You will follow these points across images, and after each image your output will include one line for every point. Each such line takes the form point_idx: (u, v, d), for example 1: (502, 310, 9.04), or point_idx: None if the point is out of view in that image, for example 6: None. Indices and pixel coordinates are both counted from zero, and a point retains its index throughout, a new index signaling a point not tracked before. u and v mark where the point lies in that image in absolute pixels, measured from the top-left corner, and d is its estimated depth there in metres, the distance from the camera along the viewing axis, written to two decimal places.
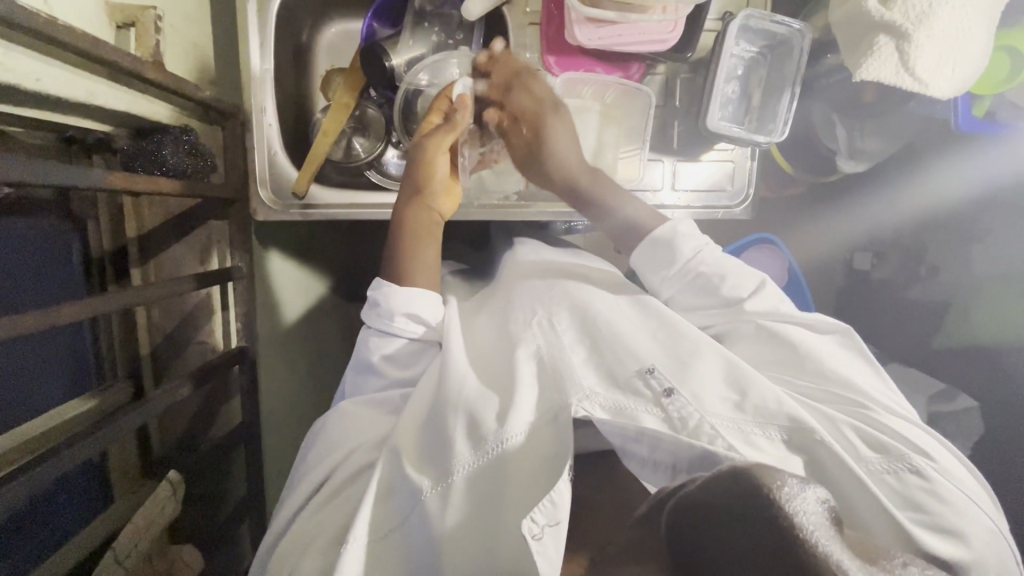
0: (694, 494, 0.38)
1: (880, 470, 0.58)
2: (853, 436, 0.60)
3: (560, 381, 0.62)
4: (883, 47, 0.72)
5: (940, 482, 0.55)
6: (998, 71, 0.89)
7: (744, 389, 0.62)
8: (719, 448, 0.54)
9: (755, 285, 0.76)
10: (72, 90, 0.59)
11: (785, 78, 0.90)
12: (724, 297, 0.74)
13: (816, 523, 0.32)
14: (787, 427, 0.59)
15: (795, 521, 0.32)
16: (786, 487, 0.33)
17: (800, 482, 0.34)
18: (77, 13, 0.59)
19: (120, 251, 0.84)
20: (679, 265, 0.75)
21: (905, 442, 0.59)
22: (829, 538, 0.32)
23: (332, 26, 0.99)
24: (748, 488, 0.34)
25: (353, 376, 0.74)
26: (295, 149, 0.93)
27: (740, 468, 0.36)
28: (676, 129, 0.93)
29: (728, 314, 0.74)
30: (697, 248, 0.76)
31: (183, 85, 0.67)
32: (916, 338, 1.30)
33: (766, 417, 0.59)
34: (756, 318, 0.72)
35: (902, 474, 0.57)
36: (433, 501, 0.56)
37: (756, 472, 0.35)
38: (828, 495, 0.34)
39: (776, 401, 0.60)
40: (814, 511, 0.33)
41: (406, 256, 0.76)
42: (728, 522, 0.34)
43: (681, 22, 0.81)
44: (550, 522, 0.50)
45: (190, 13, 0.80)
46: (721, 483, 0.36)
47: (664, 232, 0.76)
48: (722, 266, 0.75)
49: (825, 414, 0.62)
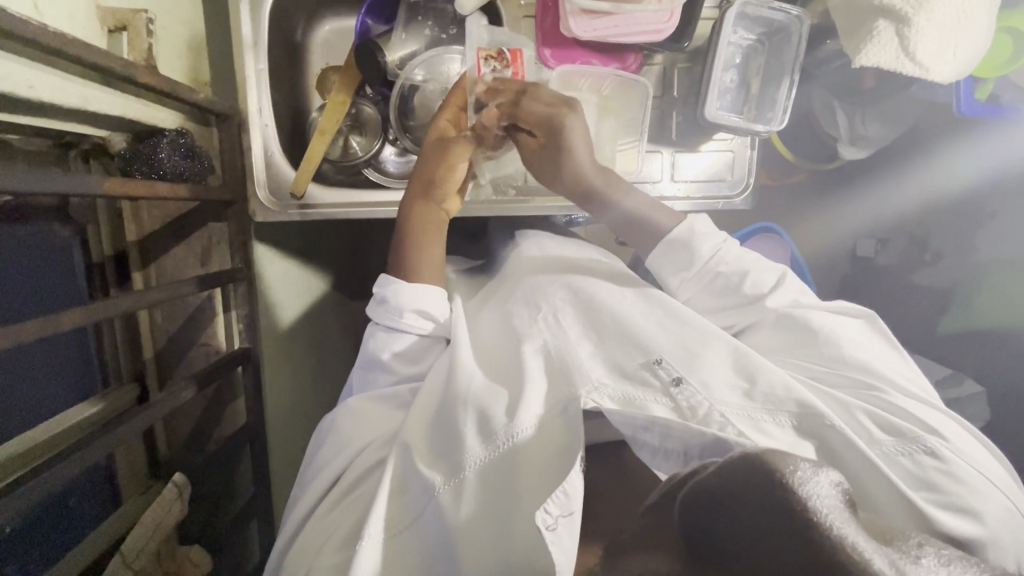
0: (700, 483, 0.38)
1: (894, 453, 0.57)
2: (865, 420, 0.59)
3: (567, 372, 0.62)
4: (882, 31, 0.71)
5: (955, 464, 0.55)
6: (1002, 52, 0.88)
7: (753, 376, 0.62)
8: (729, 436, 0.54)
9: (774, 281, 0.76)
10: (66, 97, 0.58)
11: (783, 65, 0.89)
12: (745, 295, 0.74)
13: (830, 507, 0.32)
14: (797, 412, 0.59)
15: (809, 504, 0.32)
16: (799, 472, 0.34)
17: (812, 466, 0.35)
18: (67, 18, 0.58)
19: (120, 255, 0.85)
20: (697, 265, 0.75)
21: (918, 424, 0.59)
22: (844, 522, 0.32)
23: (325, 24, 0.98)
24: (766, 474, 0.34)
25: (362, 373, 0.74)
26: (292, 149, 0.93)
27: (749, 453, 0.37)
28: (674, 120, 0.93)
29: (746, 313, 0.74)
30: (716, 247, 0.75)
31: (177, 88, 0.67)
32: (921, 324, 1.29)
33: (776, 405, 0.59)
34: (779, 309, 0.72)
35: (917, 456, 0.56)
36: (446, 495, 0.56)
37: (769, 458, 0.35)
38: (841, 479, 0.35)
39: (785, 387, 0.60)
40: (826, 494, 0.33)
41: (415, 251, 0.76)
42: (743, 507, 0.34)
43: (677, 11, 0.80)
44: (563, 513, 0.51)
45: (182, 13, 0.79)
46: (736, 469, 0.36)
47: (682, 233, 0.76)
48: (736, 267, 0.75)
49: (838, 400, 0.62)
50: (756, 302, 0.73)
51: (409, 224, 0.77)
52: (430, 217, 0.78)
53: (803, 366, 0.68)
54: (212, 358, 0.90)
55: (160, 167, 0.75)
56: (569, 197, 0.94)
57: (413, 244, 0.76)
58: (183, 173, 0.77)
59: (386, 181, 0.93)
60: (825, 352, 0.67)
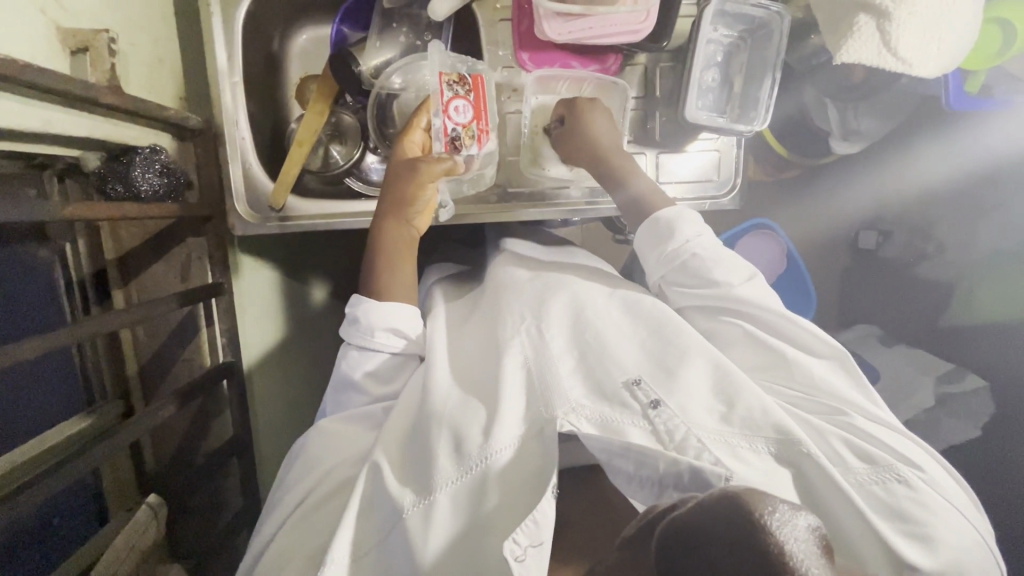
0: (676, 519, 0.38)
1: (868, 482, 0.56)
2: (840, 446, 0.58)
3: (546, 394, 0.61)
4: (863, 27, 0.68)
5: (927, 494, 0.54)
6: (992, 42, 0.84)
7: (731, 399, 0.60)
8: (705, 464, 0.52)
9: (745, 277, 0.73)
10: (26, 121, 0.59)
11: (766, 62, 0.86)
12: (714, 282, 0.72)
13: (806, 551, 0.33)
14: (774, 439, 0.57)
15: (786, 549, 0.32)
16: (776, 514, 0.34)
17: (790, 508, 0.35)
18: (24, 43, 0.57)
19: (99, 273, 0.84)
20: (666, 248, 0.74)
21: (893, 453, 0.58)
22: (817, 566, 0.32)
23: (302, 33, 0.97)
24: (742, 515, 0.34)
25: (335, 396, 0.74)
26: (272, 161, 0.93)
27: (731, 491, 0.37)
28: (657, 121, 0.91)
29: (716, 302, 0.71)
30: (698, 232, 0.74)
31: (143, 107, 0.66)
32: (923, 319, 1.26)
33: (753, 429, 0.58)
34: (745, 321, 0.70)
35: (891, 486, 0.55)
36: (414, 518, 0.55)
37: (744, 498, 0.35)
38: (818, 522, 0.35)
39: (763, 411, 0.59)
40: (802, 538, 0.33)
41: (377, 275, 0.76)
42: (719, 553, 0.34)
43: (653, 10, 0.78)
44: (532, 543, 0.50)
45: (153, 29, 0.79)
46: (711, 508, 0.36)
47: (670, 214, 0.75)
48: (710, 256, 0.73)
49: (815, 428, 0.60)
50: (729, 322, 0.71)
51: (377, 249, 0.77)
52: (397, 241, 0.77)
53: (784, 389, 0.66)
54: (195, 372, 0.90)
55: (137, 187, 0.75)
56: (553, 203, 0.91)
57: (382, 269, 0.76)
58: (159, 192, 0.77)
59: (368, 191, 0.93)
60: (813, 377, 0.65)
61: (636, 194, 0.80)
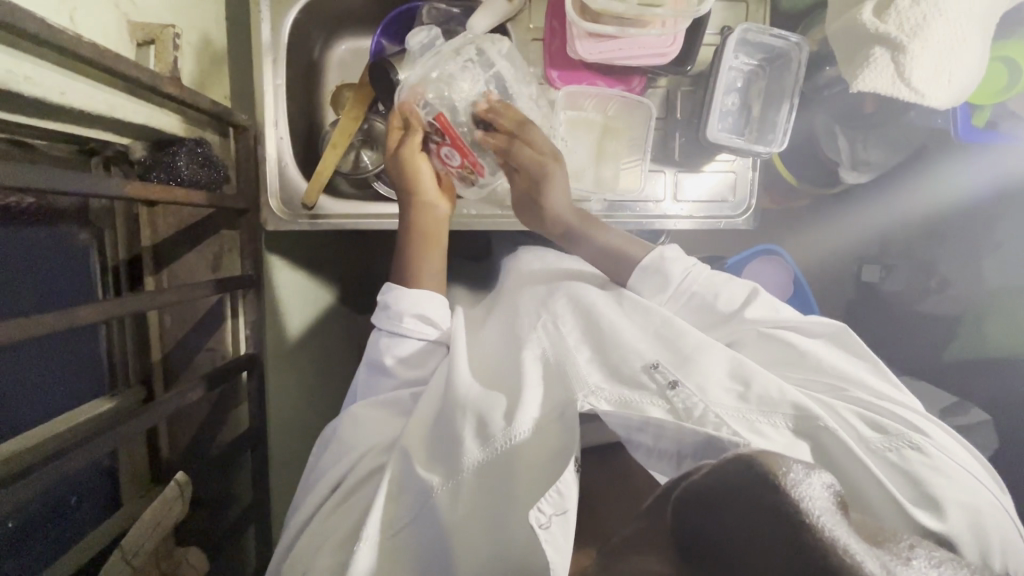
0: (698, 486, 0.36)
1: (882, 450, 0.58)
2: (853, 419, 0.60)
3: (565, 380, 0.62)
4: (878, 59, 0.74)
5: (941, 462, 0.56)
6: (995, 82, 0.90)
7: (747, 379, 0.62)
8: (723, 434, 0.53)
9: (746, 296, 0.76)
10: (94, 104, 0.62)
11: (784, 88, 0.91)
12: (722, 313, 0.74)
13: (822, 509, 0.31)
14: (791, 414, 0.59)
15: (802, 507, 0.31)
16: (792, 474, 0.33)
17: (805, 468, 0.34)
18: (99, 32, 0.62)
19: (135, 259, 0.88)
20: (666, 292, 0.76)
21: (904, 426, 0.60)
22: (836, 525, 0.31)
23: (342, 43, 1.02)
24: (757, 476, 0.33)
25: (364, 380, 0.75)
26: (305, 161, 0.96)
27: (744, 455, 0.36)
28: (678, 140, 0.95)
29: (729, 328, 0.74)
30: (687, 269, 0.76)
31: (198, 99, 0.70)
32: (928, 350, 1.27)
33: (770, 406, 0.60)
34: (758, 324, 0.72)
35: (904, 455, 0.57)
36: (443, 496, 0.57)
37: (761, 460, 0.34)
38: (833, 482, 0.34)
39: (779, 390, 0.60)
40: (820, 497, 0.32)
41: (413, 264, 0.79)
42: (736, 512, 0.33)
43: (679, 35, 0.82)
44: (557, 511, 0.51)
45: (207, 32, 0.83)
46: (731, 469, 0.35)
47: (654, 259, 0.77)
48: (707, 286, 0.76)
49: (828, 406, 0.62)
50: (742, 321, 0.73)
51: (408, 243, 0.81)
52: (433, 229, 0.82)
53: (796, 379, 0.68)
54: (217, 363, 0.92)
55: (178, 174, 0.77)
56: None
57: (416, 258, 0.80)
58: (199, 180, 0.80)
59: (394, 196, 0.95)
60: (824, 365, 0.67)
61: (605, 247, 0.82)
